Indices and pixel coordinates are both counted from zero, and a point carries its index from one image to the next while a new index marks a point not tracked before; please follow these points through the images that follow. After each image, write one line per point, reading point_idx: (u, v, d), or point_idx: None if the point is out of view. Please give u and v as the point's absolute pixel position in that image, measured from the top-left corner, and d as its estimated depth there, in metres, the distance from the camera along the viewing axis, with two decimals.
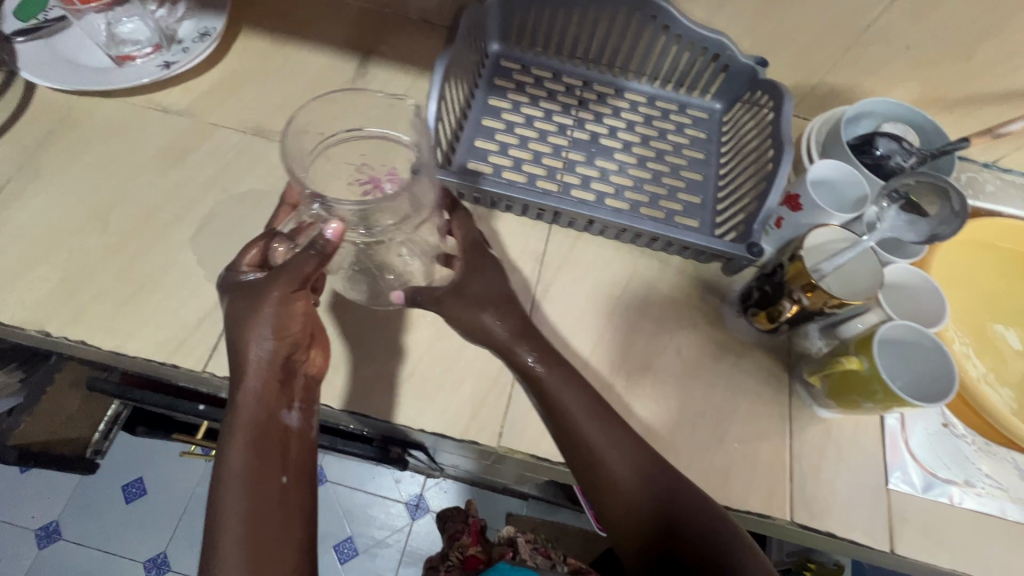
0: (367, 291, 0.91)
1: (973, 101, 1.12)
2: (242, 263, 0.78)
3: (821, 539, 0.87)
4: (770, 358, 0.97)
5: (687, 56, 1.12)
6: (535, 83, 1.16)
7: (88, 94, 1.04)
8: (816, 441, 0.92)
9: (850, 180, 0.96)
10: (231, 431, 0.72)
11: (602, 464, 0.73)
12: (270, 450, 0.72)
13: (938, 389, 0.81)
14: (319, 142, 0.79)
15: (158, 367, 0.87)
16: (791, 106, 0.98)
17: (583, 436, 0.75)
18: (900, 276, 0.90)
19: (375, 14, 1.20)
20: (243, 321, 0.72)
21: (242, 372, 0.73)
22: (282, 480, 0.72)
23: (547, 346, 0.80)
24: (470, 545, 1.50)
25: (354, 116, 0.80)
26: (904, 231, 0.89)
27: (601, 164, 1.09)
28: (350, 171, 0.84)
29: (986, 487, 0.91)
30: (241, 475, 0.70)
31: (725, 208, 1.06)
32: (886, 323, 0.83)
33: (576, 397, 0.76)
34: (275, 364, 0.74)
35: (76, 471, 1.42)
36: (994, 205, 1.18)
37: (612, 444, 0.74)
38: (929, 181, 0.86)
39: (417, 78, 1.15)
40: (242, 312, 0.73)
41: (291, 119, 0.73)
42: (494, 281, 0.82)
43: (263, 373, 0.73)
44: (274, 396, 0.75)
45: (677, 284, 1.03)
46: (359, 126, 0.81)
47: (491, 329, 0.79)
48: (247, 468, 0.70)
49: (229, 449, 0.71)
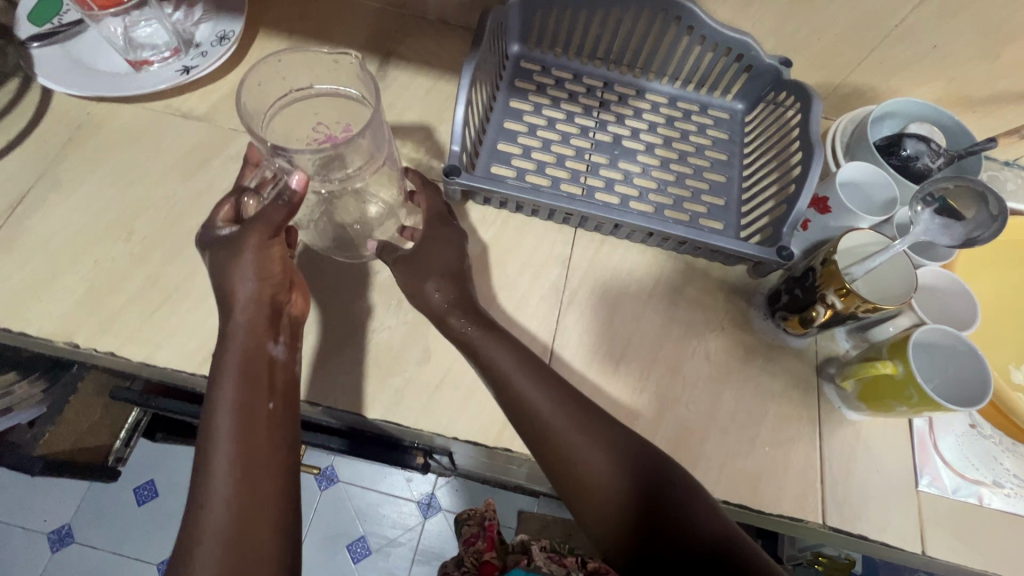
0: (337, 241, 0.95)
1: (996, 101, 1.12)
2: (217, 218, 0.82)
3: (853, 541, 0.87)
4: (799, 361, 0.97)
5: (710, 57, 1.11)
6: (555, 84, 1.16)
7: (105, 99, 1.03)
8: (846, 443, 0.92)
9: (879, 183, 0.96)
10: (219, 367, 0.72)
11: (543, 422, 0.77)
12: (258, 382, 0.73)
13: (971, 394, 0.82)
14: (278, 101, 0.86)
15: (187, 378, 0.86)
16: (819, 107, 0.98)
17: (521, 394, 0.79)
18: (928, 279, 0.90)
19: (393, 15, 1.19)
20: (226, 266, 0.75)
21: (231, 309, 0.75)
22: (269, 408, 0.73)
23: (482, 316, 0.85)
24: (485, 551, 1.49)
25: (304, 74, 0.87)
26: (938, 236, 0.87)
27: (625, 166, 1.08)
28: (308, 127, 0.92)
29: (1014, 488, 0.92)
30: (229, 404, 0.70)
31: (750, 210, 1.06)
32: (921, 327, 0.83)
33: (511, 358, 0.81)
34: (259, 300, 0.76)
35: (97, 480, 1.41)
36: (1015, 203, 1.18)
37: (550, 402, 0.78)
38: (962, 185, 0.86)
39: (437, 80, 1.14)
40: (224, 261, 0.75)
41: (246, 80, 0.79)
42: (449, 250, 0.88)
43: (251, 310, 0.75)
44: (260, 328, 0.76)
45: (703, 287, 1.02)
46: (309, 84, 0.88)
47: (431, 298, 0.85)
48: (229, 407, 0.70)
49: (218, 384, 0.71)
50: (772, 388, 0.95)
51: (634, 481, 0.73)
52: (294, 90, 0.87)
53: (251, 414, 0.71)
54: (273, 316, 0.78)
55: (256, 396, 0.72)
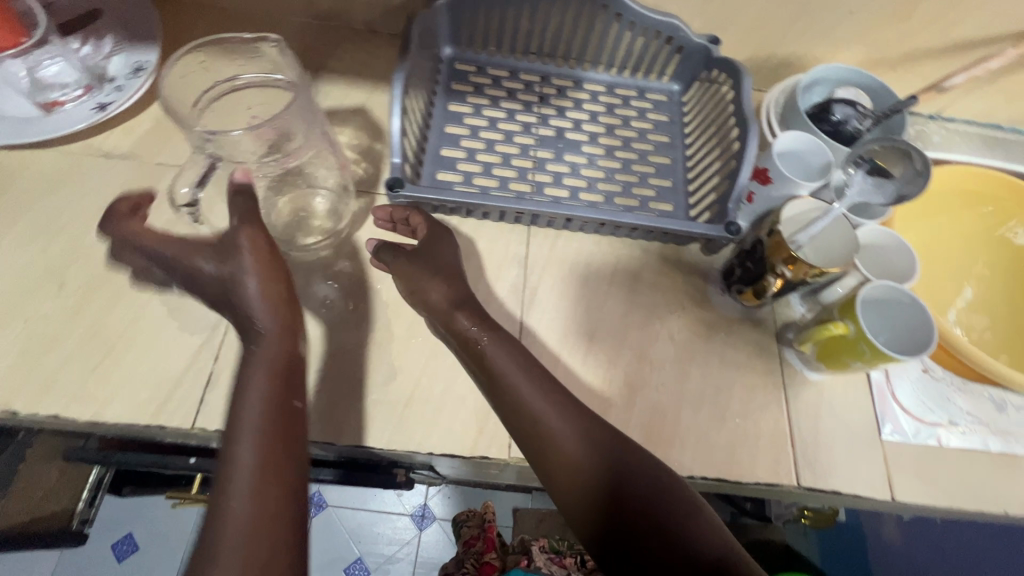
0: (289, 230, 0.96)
1: (915, 57, 1.17)
2: (123, 209, 0.85)
3: (829, 498, 0.91)
4: (758, 330, 1.00)
5: (642, 41, 1.12)
6: (493, 83, 1.15)
7: (17, 147, 0.97)
8: (811, 404, 0.95)
9: (814, 149, 0.97)
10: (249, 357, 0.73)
11: (541, 422, 0.77)
12: (284, 376, 0.73)
13: (918, 342, 0.85)
14: (205, 92, 0.85)
15: (143, 431, 0.82)
16: (750, 82, 1.00)
17: (515, 397, 0.79)
18: (871, 236, 0.93)
19: (318, 29, 1.15)
20: (233, 258, 0.76)
21: (241, 298, 0.76)
22: (294, 402, 0.72)
23: (483, 316, 0.86)
24: (486, 552, 1.50)
25: (226, 64, 0.85)
26: (873, 194, 0.94)
27: (571, 159, 1.09)
28: (246, 116, 0.90)
29: (968, 424, 0.97)
30: (261, 390, 0.70)
31: (697, 189, 1.07)
32: (866, 285, 0.86)
33: (513, 359, 0.82)
34: (271, 294, 0.76)
35: (63, 545, 1.34)
36: (944, 153, 1.24)
37: (550, 406, 0.78)
38: (890, 144, 0.92)
39: (372, 90, 1.11)
40: (224, 250, 0.77)
41: (163, 75, 0.79)
42: (451, 256, 0.91)
43: (266, 295, 0.76)
44: (282, 323, 0.77)
45: (660, 269, 1.04)
46: (234, 75, 0.86)
47: (432, 297, 0.86)
48: (253, 416, 0.68)
49: (247, 372, 0.71)
50: (737, 360, 0.97)
51: (631, 489, 0.73)
52: (220, 81, 0.85)
53: (273, 421, 0.68)
54: (290, 306, 0.79)
55: (284, 387, 0.72)
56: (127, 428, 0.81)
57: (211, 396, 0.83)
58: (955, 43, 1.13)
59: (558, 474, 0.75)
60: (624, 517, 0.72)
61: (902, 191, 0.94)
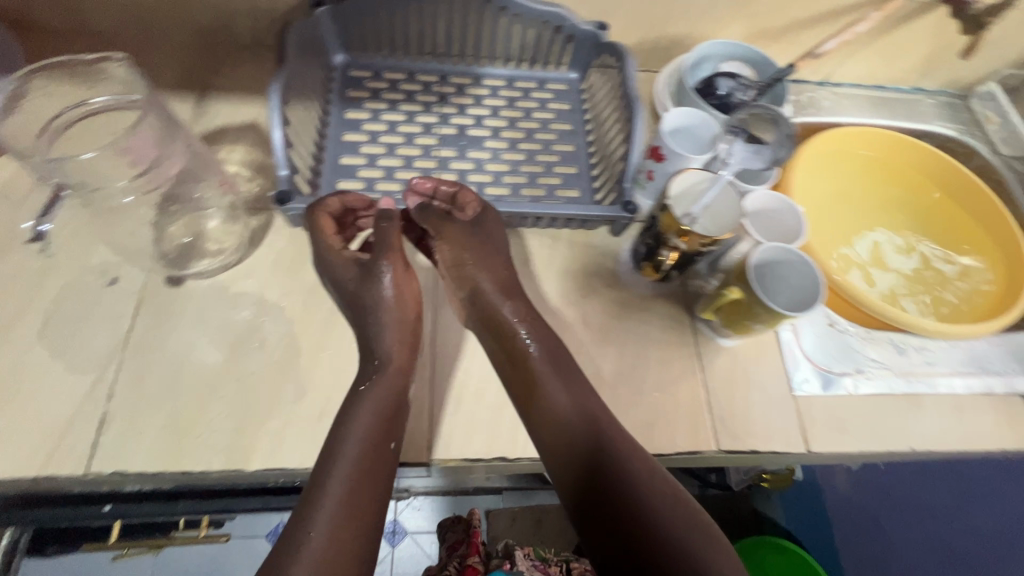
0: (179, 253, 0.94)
1: (794, 28, 1.22)
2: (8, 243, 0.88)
3: (749, 458, 0.93)
4: (670, 305, 1.02)
5: (533, 32, 1.12)
6: (390, 87, 1.14)
7: None
8: (725, 369, 0.98)
9: (701, 121, 1.01)
10: (371, 385, 0.81)
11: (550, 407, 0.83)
12: (393, 420, 0.80)
13: (810, 298, 0.88)
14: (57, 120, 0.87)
15: (32, 484, 0.77)
16: (635, 63, 1.02)
17: (540, 390, 0.84)
18: (760, 200, 0.97)
19: (202, 47, 1.12)
20: (389, 247, 0.89)
21: (386, 305, 0.87)
22: (390, 446, 0.79)
23: (525, 309, 0.92)
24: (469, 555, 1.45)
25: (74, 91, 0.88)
26: (752, 160, 0.99)
27: (474, 155, 1.09)
28: (106, 137, 0.91)
29: (874, 370, 1.01)
30: (366, 427, 0.78)
31: (601, 173, 1.09)
32: (755, 248, 0.89)
33: (546, 352, 0.87)
34: (416, 293, 0.90)
35: None
36: (833, 117, 1.30)
37: (579, 397, 0.84)
38: (758, 112, 1.01)
39: (264, 105, 1.09)
40: (387, 237, 0.90)
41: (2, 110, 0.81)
42: (495, 248, 0.95)
43: (397, 313, 0.87)
44: (406, 342, 0.87)
45: (570, 255, 1.05)
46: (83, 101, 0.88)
47: (481, 284, 0.92)
48: (352, 450, 0.76)
49: (364, 402, 0.80)
50: (651, 335, 0.99)
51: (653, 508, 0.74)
52: (70, 108, 0.87)
53: (369, 467, 0.76)
54: (417, 319, 0.90)
55: (388, 430, 0.79)
56: (15, 484, 0.76)
57: (104, 439, 0.79)
58: (827, 12, 1.18)
59: (575, 467, 0.80)
60: (627, 544, 0.73)
61: (778, 154, 1.00)
